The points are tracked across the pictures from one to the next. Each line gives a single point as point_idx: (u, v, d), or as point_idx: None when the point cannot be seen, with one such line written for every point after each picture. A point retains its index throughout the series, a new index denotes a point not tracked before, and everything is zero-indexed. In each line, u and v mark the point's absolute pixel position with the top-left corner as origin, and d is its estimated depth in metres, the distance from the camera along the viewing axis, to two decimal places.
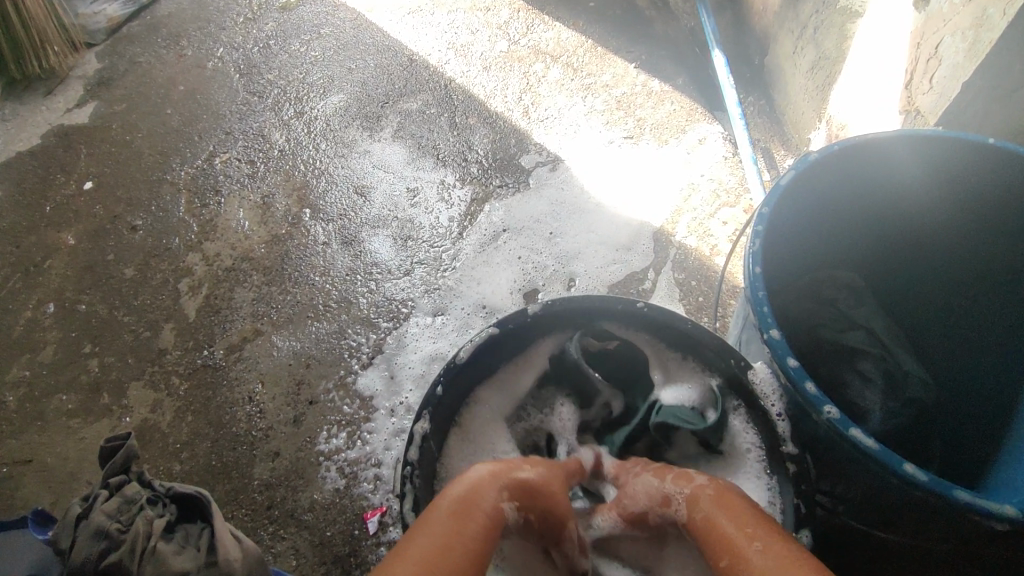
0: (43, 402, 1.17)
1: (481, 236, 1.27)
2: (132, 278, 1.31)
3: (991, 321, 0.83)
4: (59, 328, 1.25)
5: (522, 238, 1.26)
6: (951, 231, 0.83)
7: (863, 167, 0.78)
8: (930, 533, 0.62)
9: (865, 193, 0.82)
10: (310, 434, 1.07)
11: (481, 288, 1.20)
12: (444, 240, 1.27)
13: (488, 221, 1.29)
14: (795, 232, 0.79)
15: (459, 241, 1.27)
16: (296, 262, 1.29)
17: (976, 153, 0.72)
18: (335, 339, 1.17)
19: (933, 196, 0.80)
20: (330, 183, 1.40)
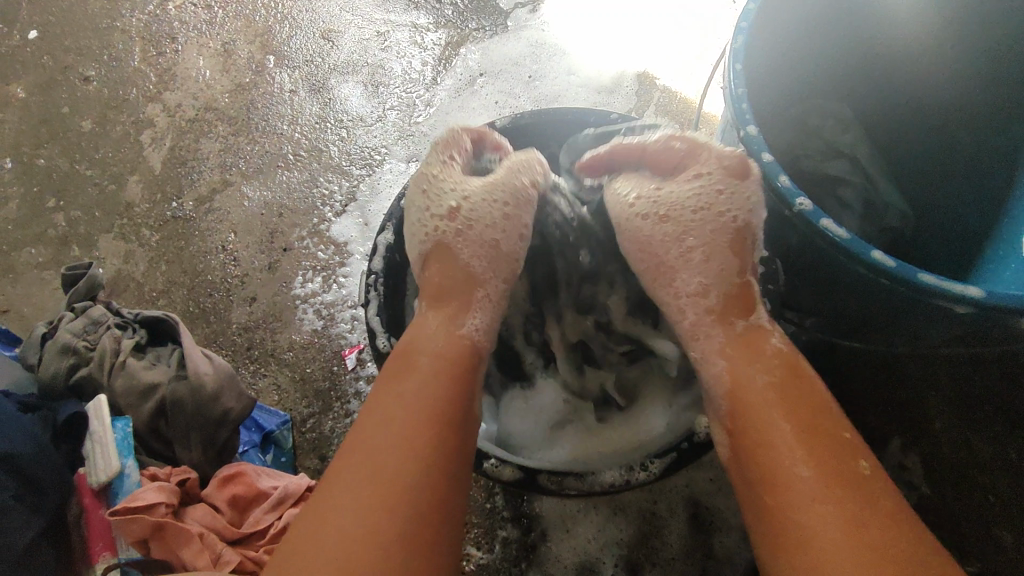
0: (13, 256, 1.15)
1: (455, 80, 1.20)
2: (91, 131, 1.25)
3: (975, 140, 0.81)
4: (21, 183, 1.21)
5: (499, 85, 1.19)
6: (934, 46, 0.80)
7: None
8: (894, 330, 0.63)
9: (852, 7, 0.77)
10: (286, 281, 1.06)
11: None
12: (416, 86, 1.21)
13: (462, 63, 1.21)
14: (784, 43, 0.74)
15: (433, 86, 1.20)
16: (262, 111, 1.22)
17: None
18: (307, 188, 1.14)
19: (923, 6, 0.78)
20: (294, 30, 1.30)
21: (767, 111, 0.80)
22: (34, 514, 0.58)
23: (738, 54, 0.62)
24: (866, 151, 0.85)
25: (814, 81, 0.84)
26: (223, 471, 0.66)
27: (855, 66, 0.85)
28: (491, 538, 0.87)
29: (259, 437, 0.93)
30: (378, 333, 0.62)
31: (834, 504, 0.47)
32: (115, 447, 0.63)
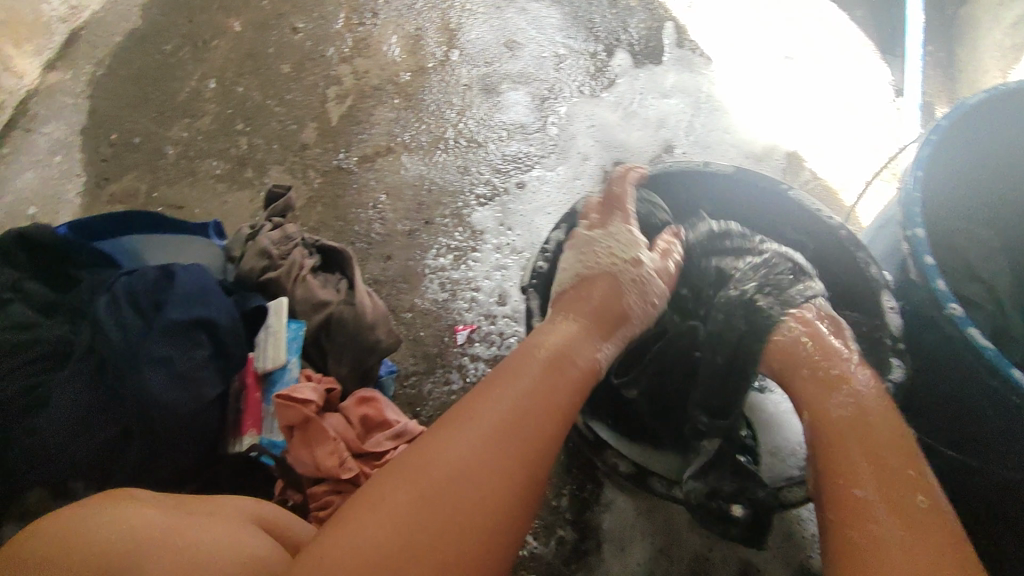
0: (196, 163, 1.31)
1: (618, 105, 1.28)
2: (287, 75, 1.40)
3: None
4: (218, 102, 1.38)
5: (658, 125, 1.25)
6: None
7: None
8: (1003, 457, 0.66)
9: None
10: (422, 249, 1.17)
11: (611, 153, 1.22)
12: (582, 104, 1.29)
13: (626, 93, 1.29)
14: (958, 163, 0.79)
15: (596, 110, 1.28)
16: (436, 96, 1.34)
17: None
18: (460, 174, 1.24)
19: None
20: (482, 30, 1.40)
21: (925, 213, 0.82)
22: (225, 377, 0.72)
23: (921, 162, 0.67)
24: (1007, 284, 0.87)
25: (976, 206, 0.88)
26: (363, 394, 0.77)
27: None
28: (549, 533, 0.93)
29: None
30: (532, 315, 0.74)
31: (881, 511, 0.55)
32: (286, 345, 0.75)
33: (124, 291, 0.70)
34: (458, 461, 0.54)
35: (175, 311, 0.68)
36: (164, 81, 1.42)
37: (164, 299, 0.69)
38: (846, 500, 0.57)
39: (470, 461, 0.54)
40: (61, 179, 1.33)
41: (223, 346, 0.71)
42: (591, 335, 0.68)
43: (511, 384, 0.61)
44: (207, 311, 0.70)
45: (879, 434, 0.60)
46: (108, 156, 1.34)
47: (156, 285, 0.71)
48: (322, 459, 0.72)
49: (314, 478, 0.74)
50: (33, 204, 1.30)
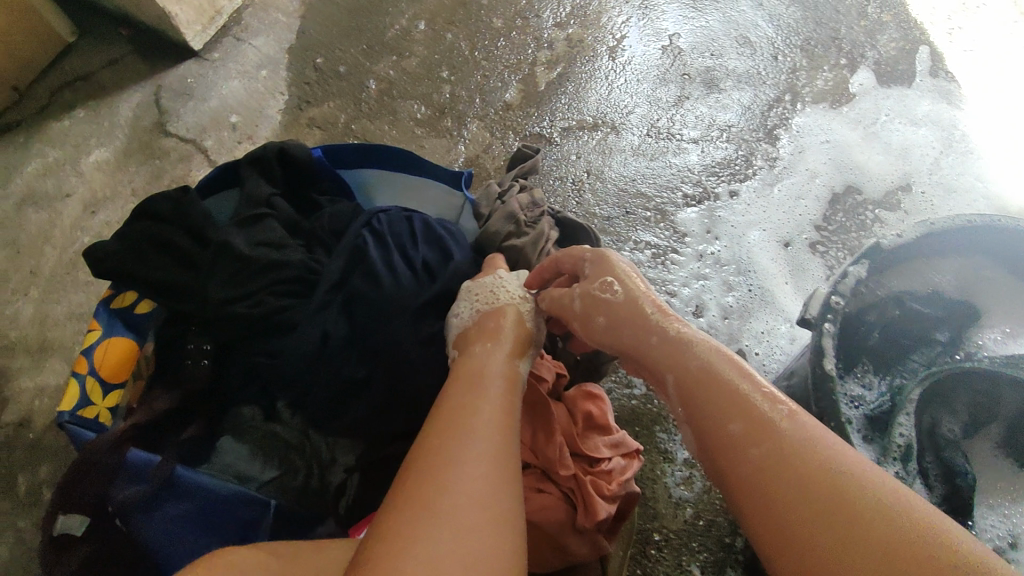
0: (398, 103, 1.29)
1: (858, 123, 1.20)
2: (498, 30, 1.35)
3: None
4: (426, 46, 1.35)
5: (901, 155, 1.17)
6: None
7: None
8: None
9: None
10: (619, 240, 1.10)
11: (845, 175, 1.15)
12: (821, 115, 1.20)
13: (870, 111, 1.20)
14: None
15: (835, 125, 1.19)
16: (654, 78, 1.25)
17: None
18: (669, 167, 1.16)
19: None
20: (714, 19, 1.30)
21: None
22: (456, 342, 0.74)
23: None
24: None
25: None
26: (591, 391, 0.80)
27: None
28: (718, 570, 0.89)
29: None
30: (828, 354, 0.64)
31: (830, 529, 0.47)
32: None
33: (378, 235, 0.75)
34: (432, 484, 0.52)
35: (434, 271, 0.74)
36: (375, 15, 1.41)
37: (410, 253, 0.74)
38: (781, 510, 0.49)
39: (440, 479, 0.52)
40: (265, 93, 1.34)
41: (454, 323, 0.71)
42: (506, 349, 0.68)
43: (470, 412, 0.58)
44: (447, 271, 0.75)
45: (728, 387, 0.58)
46: (312, 79, 1.34)
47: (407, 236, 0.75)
48: (545, 448, 0.74)
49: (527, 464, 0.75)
50: (236, 113, 1.32)
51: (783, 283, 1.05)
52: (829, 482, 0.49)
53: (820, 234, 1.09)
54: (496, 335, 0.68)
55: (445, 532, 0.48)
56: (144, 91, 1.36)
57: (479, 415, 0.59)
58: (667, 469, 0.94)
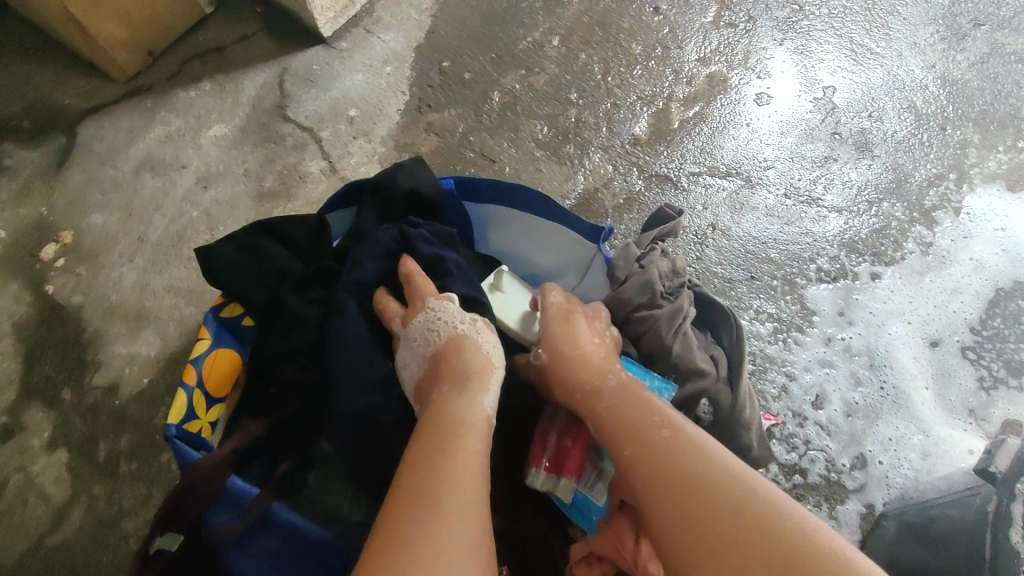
0: (520, 120, 1.23)
1: None
2: (636, 56, 1.28)
3: None
4: (557, 63, 1.29)
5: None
6: None
7: None
8: None
9: None
10: (738, 305, 1.00)
11: (1018, 270, 1.02)
12: (997, 196, 1.08)
13: None
14: None
15: (1008, 212, 1.06)
16: (800, 132, 1.15)
17: None
18: (805, 234, 1.06)
19: None
20: (876, 76, 1.19)
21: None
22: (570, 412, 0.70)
23: None
24: None
25: None
26: None
27: None
28: None
29: None
30: (1016, 524, 0.55)
31: None
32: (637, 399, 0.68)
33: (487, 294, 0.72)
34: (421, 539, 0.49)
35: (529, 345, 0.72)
36: (509, 23, 1.35)
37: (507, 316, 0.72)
38: None
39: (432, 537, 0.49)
40: (386, 91, 1.30)
41: None
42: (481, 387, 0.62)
43: (441, 458, 0.54)
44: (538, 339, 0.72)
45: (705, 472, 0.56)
46: (436, 83, 1.30)
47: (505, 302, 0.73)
48: None
49: (615, 568, 0.65)
50: (355, 107, 1.29)
51: (922, 387, 0.94)
52: None
53: (973, 337, 0.97)
54: (476, 376, 0.62)
55: None
56: (270, 71, 1.35)
57: (468, 459, 0.55)
58: None
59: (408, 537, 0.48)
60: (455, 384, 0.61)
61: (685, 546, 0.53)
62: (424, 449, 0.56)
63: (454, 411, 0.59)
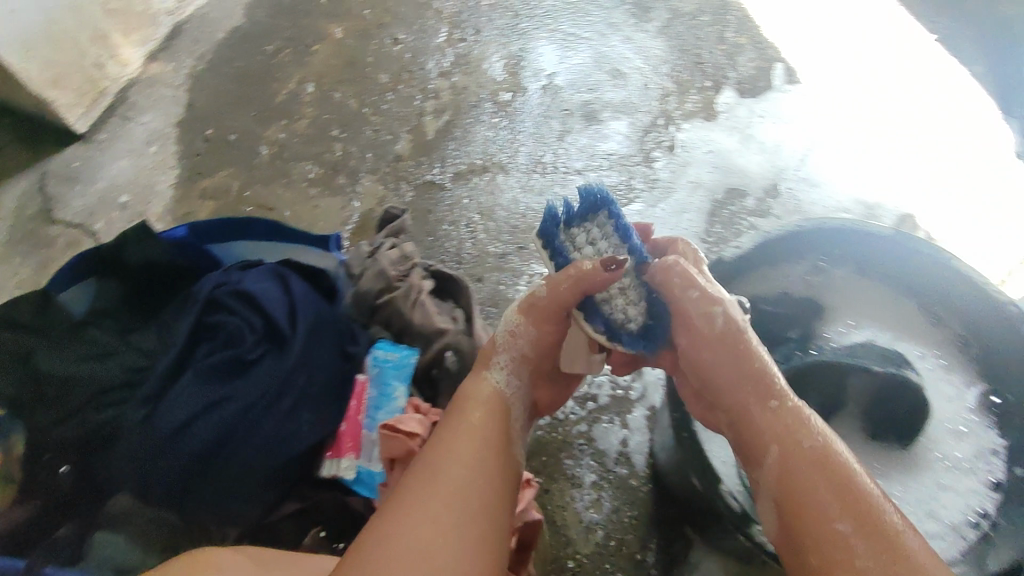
0: (290, 166, 1.30)
1: (734, 129, 1.29)
2: (385, 84, 1.39)
3: None
4: (315, 107, 1.38)
5: (773, 153, 1.26)
6: None
7: None
8: None
9: None
10: (514, 274, 1.14)
11: (728, 179, 1.23)
12: (698, 128, 1.29)
13: (743, 117, 1.30)
14: None
15: (709, 139, 1.28)
16: (535, 117, 1.31)
17: None
18: (556, 200, 1.21)
19: None
20: (586, 56, 1.38)
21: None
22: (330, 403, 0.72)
23: None
24: None
25: None
26: None
27: None
28: None
29: None
30: None
31: (838, 504, 0.55)
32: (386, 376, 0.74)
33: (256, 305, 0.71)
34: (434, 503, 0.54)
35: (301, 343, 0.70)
36: (264, 80, 1.42)
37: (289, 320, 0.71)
38: (822, 480, 0.56)
39: (430, 507, 0.54)
40: (155, 170, 1.32)
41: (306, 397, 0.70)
42: (514, 374, 0.69)
43: (448, 434, 0.61)
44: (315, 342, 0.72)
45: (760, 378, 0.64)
46: (203, 151, 1.34)
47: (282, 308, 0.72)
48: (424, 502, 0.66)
49: None
50: (125, 192, 1.30)
51: None
52: (865, 495, 0.55)
53: (704, 247, 1.15)
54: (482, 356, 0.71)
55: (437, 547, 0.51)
56: (30, 179, 1.33)
57: (471, 428, 0.62)
58: (575, 495, 0.95)
59: (426, 497, 0.54)
60: (476, 367, 0.69)
61: (786, 475, 0.58)
62: (456, 424, 0.63)
63: (474, 385, 0.67)
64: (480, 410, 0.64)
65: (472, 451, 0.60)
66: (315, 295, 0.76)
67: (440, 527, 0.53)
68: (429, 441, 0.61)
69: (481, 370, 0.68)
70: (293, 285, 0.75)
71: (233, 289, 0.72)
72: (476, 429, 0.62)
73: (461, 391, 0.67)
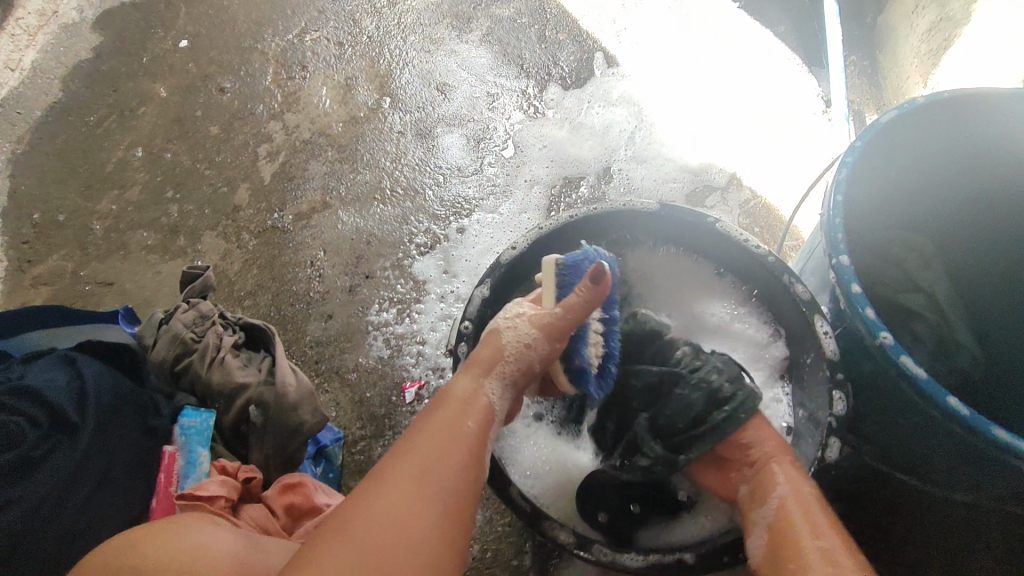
0: (126, 235, 1.26)
1: (564, 121, 1.32)
2: (216, 136, 1.37)
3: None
4: (146, 171, 1.33)
5: (603, 140, 1.30)
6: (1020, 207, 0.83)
7: (949, 141, 0.78)
8: (949, 463, 0.62)
9: (938, 173, 0.83)
10: (364, 304, 1.13)
11: (565, 170, 1.26)
12: (530, 127, 1.32)
13: (572, 107, 1.34)
14: (868, 191, 0.80)
15: (540, 136, 1.31)
16: (370, 145, 1.32)
17: None
18: (398, 223, 1.22)
19: None
20: (412, 78, 1.40)
21: (853, 218, 0.81)
22: (135, 481, 0.69)
23: (840, 187, 0.67)
24: (946, 291, 0.86)
25: (898, 216, 0.89)
26: (285, 480, 0.72)
27: (918, 215, 0.88)
28: None
29: (313, 450, 0.95)
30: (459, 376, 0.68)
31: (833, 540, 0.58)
32: (191, 439, 0.73)
33: (42, 393, 0.65)
34: (398, 533, 0.52)
35: (92, 427, 0.66)
36: (89, 152, 1.37)
37: (82, 403, 0.67)
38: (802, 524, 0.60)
39: (404, 529, 0.53)
40: None
41: (109, 483, 0.66)
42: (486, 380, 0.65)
43: (451, 454, 0.59)
44: (112, 422, 0.68)
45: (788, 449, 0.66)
46: (31, 237, 1.27)
47: (71, 394, 0.67)
48: None
49: None
50: None
51: None
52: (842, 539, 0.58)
53: None
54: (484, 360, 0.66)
55: (383, 573, 0.50)
56: None
57: (470, 462, 0.60)
58: None
59: (394, 524, 0.53)
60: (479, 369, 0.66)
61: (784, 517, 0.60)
62: (447, 434, 0.60)
63: (472, 393, 0.64)
64: (465, 423, 0.62)
65: (447, 465, 0.58)
66: (112, 375, 0.72)
67: (399, 554, 0.52)
68: (418, 443, 0.59)
69: (482, 381, 0.65)
70: (84, 369, 0.69)
71: (10, 385, 0.66)
72: (455, 433, 0.61)
73: (452, 397, 0.64)
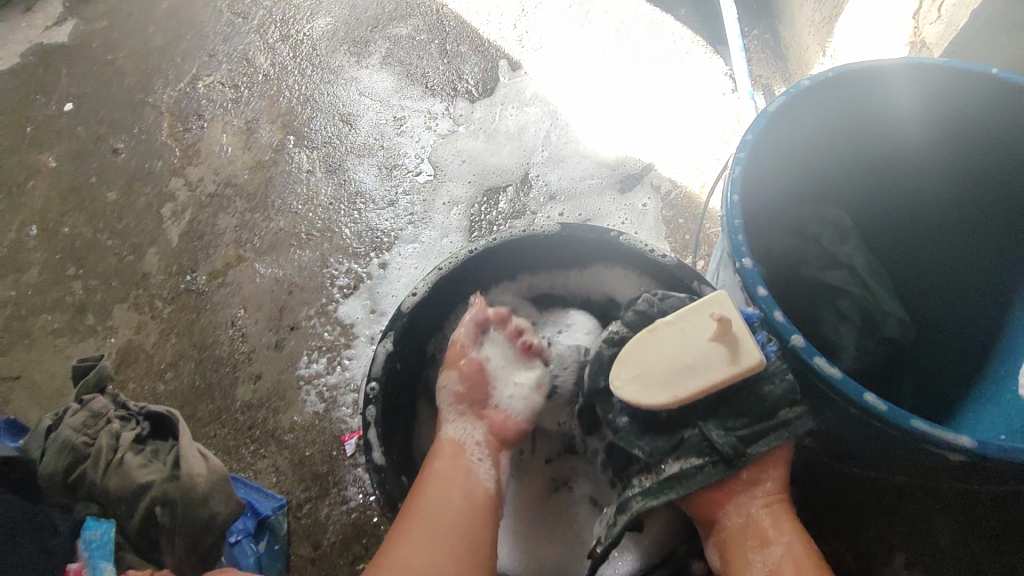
0: (29, 322, 1.18)
1: (478, 133, 1.29)
2: (115, 202, 1.29)
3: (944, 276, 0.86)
4: (43, 250, 1.25)
5: (517, 150, 1.26)
6: (919, 171, 0.83)
7: (840, 118, 0.77)
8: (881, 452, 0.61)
9: (835, 149, 0.82)
10: (293, 359, 1.08)
11: (485, 183, 1.23)
12: (442, 146, 1.28)
13: (483, 118, 1.30)
14: (770, 179, 0.78)
15: (453, 154, 1.27)
16: (280, 189, 1.26)
17: (943, 80, 0.70)
18: (318, 266, 1.17)
19: (920, 116, 0.75)
20: (314, 113, 1.35)
21: (760, 206, 0.80)
22: None
23: (735, 184, 0.65)
24: (866, 263, 0.86)
25: (806, 195, 0.88)
26: None
27: (823, 191, 0.88)
28: None
29: (253, 523, 0.91)
30: (373, 446, 0.66)
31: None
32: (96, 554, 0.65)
33: None
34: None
35: None
36: None
37: None
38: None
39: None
40: None
41: None
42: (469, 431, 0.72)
43: (458, 507, 0.63)
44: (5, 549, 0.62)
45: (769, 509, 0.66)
46: None
47: None
48: None
49: None
50: None
51: None
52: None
53: None
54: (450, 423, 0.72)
55: None
56: None
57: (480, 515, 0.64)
58: None
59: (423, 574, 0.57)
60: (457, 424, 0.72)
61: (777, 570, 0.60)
62: (459, 488, 0.65)
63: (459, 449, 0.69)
64: (467, 477, 0.67)
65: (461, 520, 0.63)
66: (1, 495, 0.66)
67: None
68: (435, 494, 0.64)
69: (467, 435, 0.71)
70: None
71: None
72: (464, 486, 0.66)
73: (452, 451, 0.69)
